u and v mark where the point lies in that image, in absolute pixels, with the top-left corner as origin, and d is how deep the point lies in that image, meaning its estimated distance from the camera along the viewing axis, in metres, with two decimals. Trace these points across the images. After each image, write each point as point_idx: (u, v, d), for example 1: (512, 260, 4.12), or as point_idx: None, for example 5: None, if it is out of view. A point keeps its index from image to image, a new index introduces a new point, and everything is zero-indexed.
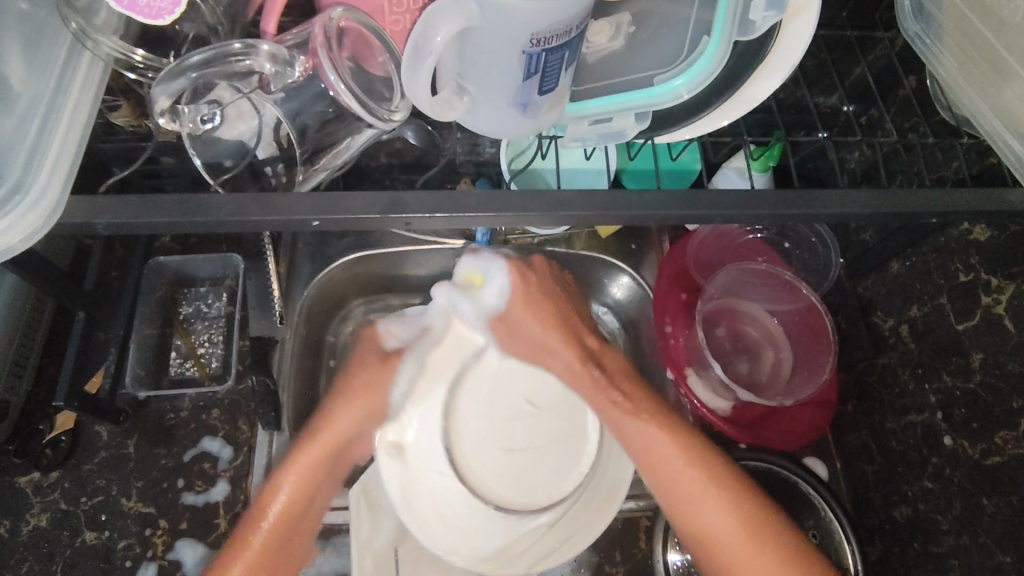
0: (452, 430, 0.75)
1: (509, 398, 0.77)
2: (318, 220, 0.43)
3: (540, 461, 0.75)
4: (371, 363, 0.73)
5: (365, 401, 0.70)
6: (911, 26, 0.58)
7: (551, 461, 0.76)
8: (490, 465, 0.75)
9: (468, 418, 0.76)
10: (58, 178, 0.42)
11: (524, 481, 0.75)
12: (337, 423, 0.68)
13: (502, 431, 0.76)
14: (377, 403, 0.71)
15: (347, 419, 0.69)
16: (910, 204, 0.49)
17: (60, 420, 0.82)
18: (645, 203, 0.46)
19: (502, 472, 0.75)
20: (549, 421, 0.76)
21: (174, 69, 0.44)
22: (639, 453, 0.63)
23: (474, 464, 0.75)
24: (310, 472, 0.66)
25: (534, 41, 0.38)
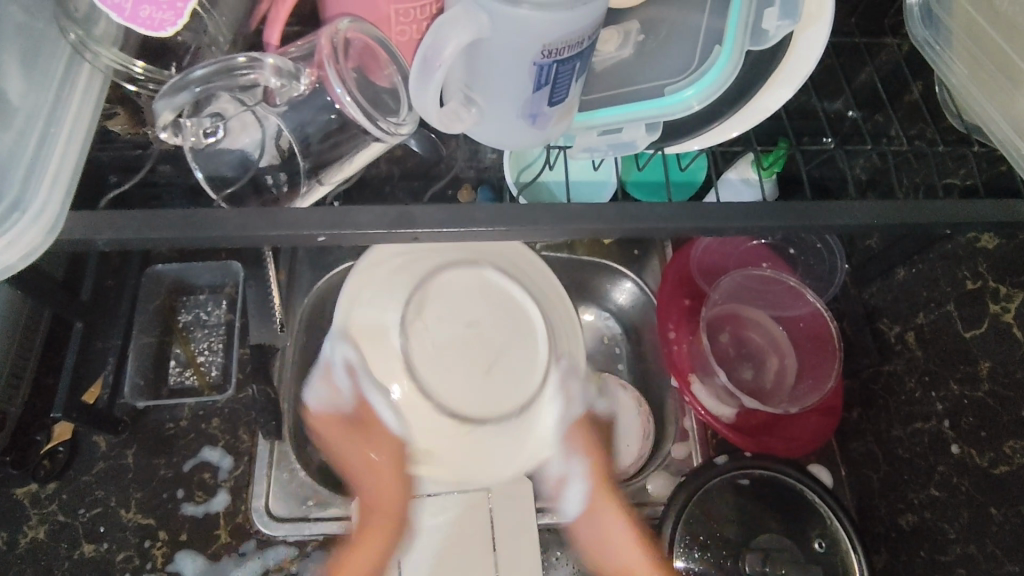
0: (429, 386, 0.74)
1: (439, 321, 0.77)
2: (324, 235, 0.42)
3: (506, 360, 0.78)
4: (345, 431, 0.78)
5: (386, 464, 0.75)
6: (919, 33, 0.56)
7: (517, 351, 0.78)
8: (482, 398, 0.76)
9: (436, 366, 0.75)
10: (59, 193, 0.41)
11: (514, 388, 0.77)
12: (382, 476, 0.74)
13: (463, 362, 0.76)
14: (394, 453, 0.75)
15: (397, 486, 0.74)
16: (922, 215, 0.48)
17: (57, 431, 0.81)
18: (656, 217, 0.45)
19: (490, 390, 0.77)
20: (494, 326, 0.79)
21: (176, 83, 0.43)
22: (590, 526, 0.76)
23: (468, 400, 0.76)
24: (385, 533, 0.72)
25: (546, 52, 0.37)
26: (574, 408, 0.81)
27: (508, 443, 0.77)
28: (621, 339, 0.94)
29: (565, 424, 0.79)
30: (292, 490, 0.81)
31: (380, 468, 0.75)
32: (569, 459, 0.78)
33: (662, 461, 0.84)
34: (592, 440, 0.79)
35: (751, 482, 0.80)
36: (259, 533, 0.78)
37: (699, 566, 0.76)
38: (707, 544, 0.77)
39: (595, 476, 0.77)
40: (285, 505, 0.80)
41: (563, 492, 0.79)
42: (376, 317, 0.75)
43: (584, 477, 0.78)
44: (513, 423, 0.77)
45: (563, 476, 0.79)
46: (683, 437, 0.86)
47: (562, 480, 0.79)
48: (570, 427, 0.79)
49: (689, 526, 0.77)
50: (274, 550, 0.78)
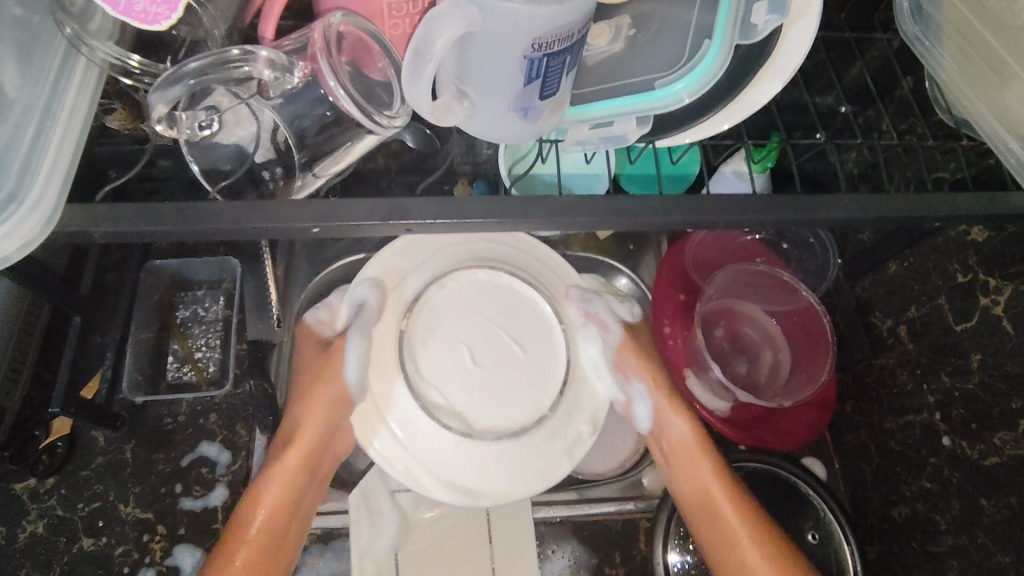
0: (462, 409, 0.67)
1: (445, 337, 0.68)
2: (317, 227, 0.42)
3: (520, 353, 0.69)
4: (314, 354, 0.73)
5: (328, 390, 0.70)
6: (909, 28, 0.57)
7: (535, 338, 0.70)
8: (520, 402, 0.68)
9: (458, 390, 0.68)
10: (54, 186, 0.41)
11: (545, 371, 0.69)
12: (308, 425, 0.70)
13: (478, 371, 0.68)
14: (340, 386, 0.70)
15: (317, 415, 0.71)
16: (910, 208, 0.49)
17: (55, 426, 0.81)
18: (646, 210, 0.46)
19: (519, 393, 0.68)
20: (503, 322, 0.70)
21: (171, 76, 0.43)
22: (666, 436, 0.74)
23: (503, 409, 0.68)
24: (294, 474, 0.69)
25: (536, 46, 0.38)
26: (613, 331, 0.74)
27: (574, 416, 0.70)
28: None
29: (610, 350, 0.74)
30: None
31: (322, 397, 0.70)
32: (629, 380, 0.74)
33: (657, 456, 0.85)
34: (648, 353, 0.76)
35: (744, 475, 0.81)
36: None
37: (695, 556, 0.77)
38: None
39: (655, 385, 0.75)
40: None
41: (631, 412, 0.76)
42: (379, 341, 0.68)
43: (647, 393, 0.75)
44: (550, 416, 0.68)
45: (627, 398, 0.75)
46: None
47: (627, 402, 0.75)
48: (614, 355, 0.74)
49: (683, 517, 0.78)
50: None
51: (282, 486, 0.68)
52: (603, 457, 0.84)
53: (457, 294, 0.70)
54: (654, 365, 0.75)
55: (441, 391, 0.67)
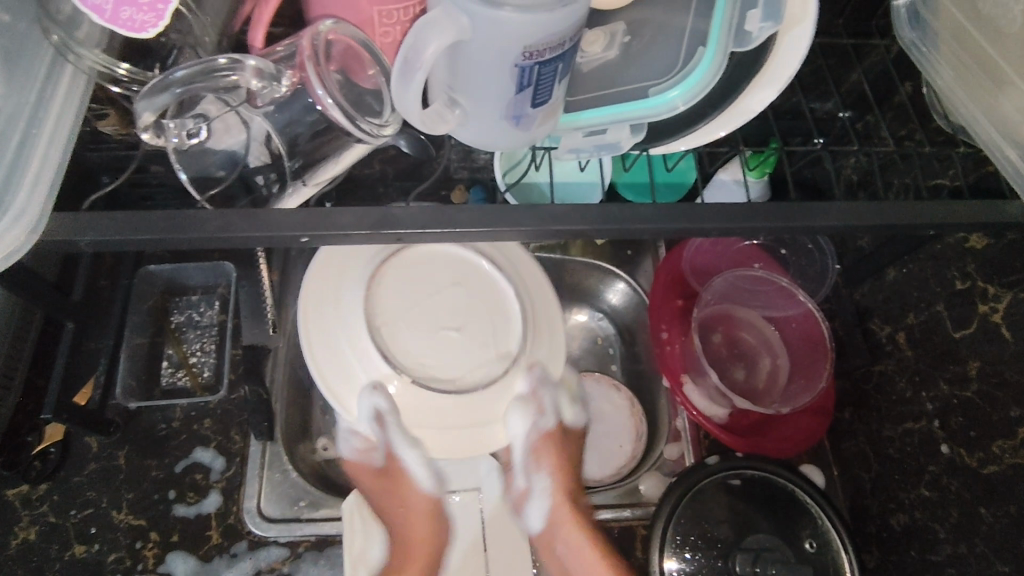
0: (450, 372, 0.72)
1: (401, 320, 0.72)
2: (306, 236, 0.42)
3: (471, 299, 0.74)
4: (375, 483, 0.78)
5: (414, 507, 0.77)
6: (907, 34, 0.58)
7: (483, 292, 0.75)
8: (489, 346, 0.73)
9: (437, 361, 0.72)
10: (39, 193, 0.41)
11: (492, 344, 0.73)
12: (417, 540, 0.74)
13: (431, 336, 0.72)
14: (422, 499, 0.77)
15: (425, 526, 0.75)
16: (908, 215, 0.48)
17: (47, 433, 0.81)
18: (640, 217, 0.45)
19: (484, 335, 0.74)
20: (450, 294, 0.74)
21: (157, 84, 0.43)
22: (553, 542, 0.74)
23: (480, 359, 0.73)
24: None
25: (527, 55, 0.37)
26: (544, 418, 0.75)
27: (481, 420, 0.71)
28: (615, 339, 0.95)
29: (535, 432, 0.75)
30: (284, 491, 0.81)
31: (412, 507, 0.76)
32: (534, 471, 0.76)
33: (655, 462, 0.85)
34: (561, 450, 0.76)
35: (741, 483, 0.80)
36: (250, 535, 0.79)
37: (691, 565, 0.76)
38: (699, 544, 0.77)
39: (559, 486, 0.75)
40: (276, 505, 0.80)
41: (526, 507, 0.77)
42: (335, 325, 0.70)
43: (548, 491, 0.75)
44: (484, 390, 0.71)
45: (526, 488, 0.77)
46: (676, 437, 0.86)
47: (528, 496, 0.77)
48: (537, 442, 0.75)
49: (680, 525, 0.77)
50: (265, 551, 0.78)
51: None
52: (600, 463, 0.87)
53: (401, 274, 0.73)
54: (561, 470, 0.75)
55: (423, 370, 0.71)
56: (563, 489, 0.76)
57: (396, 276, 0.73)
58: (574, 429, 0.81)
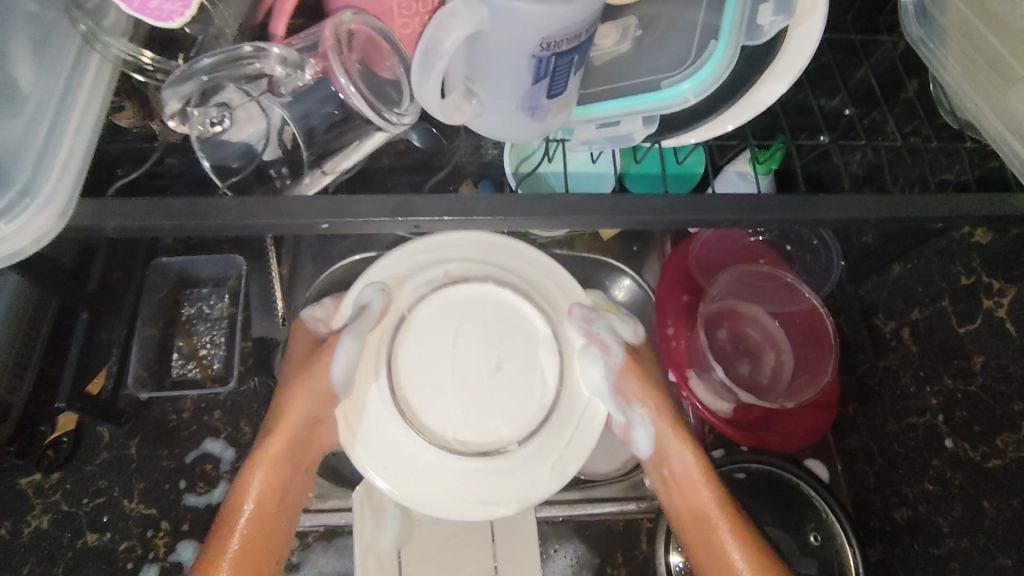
0: (516, 408, 0.60)
1: (426, 381, 0.59)
2: (325, 223, 0.43)
3: (487, 309, 0.61)
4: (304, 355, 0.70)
5: (310, 390, 0.64)
6: (914, 31, 0.58)
7: (503, 319, 0.61)
8: (537, 373, 0.61)
9: (493, 403, 0.60)
10: (67, 178, 0.42)
11: (540, 370, 0.61)
12: (292, 414, 0.66)
13: (467, 388, 0.60)
14: (325, 387, 0.64)
15: (301, 411, 0.66)
16: (913, 209, 0.49)
17: (61, 421, 0.83)
18: (651, 208, 0.46)
19: (514, 338, 0.61)
20: (467, 337, 0.60)
21: (183, 73, 0.44)
22: (668, 462, 0.68)
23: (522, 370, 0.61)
24: (279, 466, 0.66)
25: (544, 46, 0.38)
26: (615, 351, 0.65)
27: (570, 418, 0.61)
28: None
29: (611, 374, 0.64)
30: None
31: (314, 400, 0.65)
32: (631, 404, 0.66)
33: None
34: (656, 380, 0.69)
35: (746, 478, 0.81)
36: None
37: None
38: None
39: (661, 411, 0.67)
40: None
41: (631, 435, 0.69)
42: (379, 440, 0.59)
43: (651, 420, 0.67)
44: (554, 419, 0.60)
45: (626, 422, 0.68)
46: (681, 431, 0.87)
47: (627, 427, 0.68)
48: (619, 373, 0.65)
49: None
50: None
51: (269, 466, 0.65)
52: (606, 457, 0.82)
53: (411, 348, 0.60)
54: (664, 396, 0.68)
55: (486, 426, 0.60)
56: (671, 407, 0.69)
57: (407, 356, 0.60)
58: (644, 352, 0.71)
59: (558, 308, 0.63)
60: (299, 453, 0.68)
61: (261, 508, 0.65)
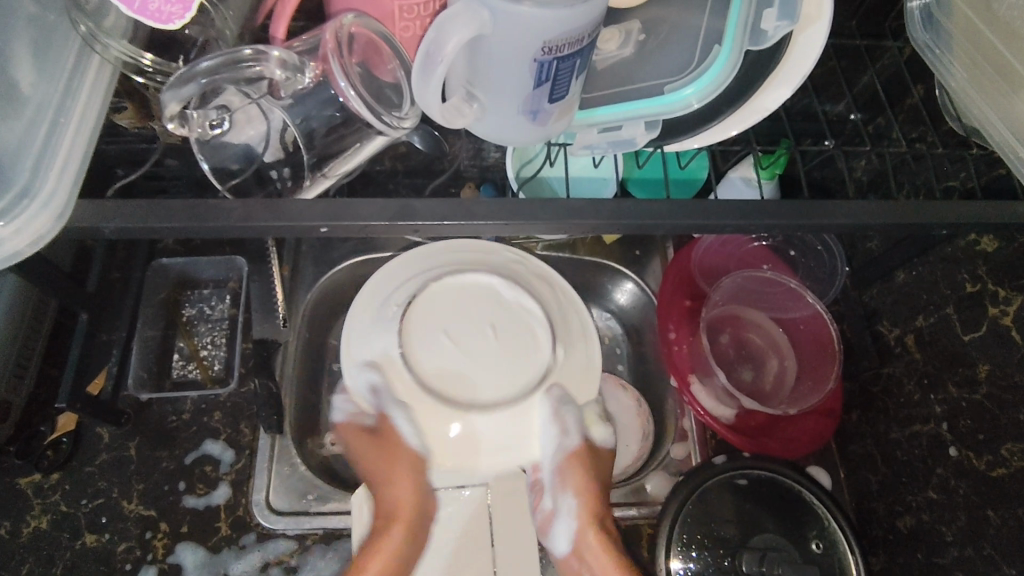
0: (529, 348, 0.70)
1: (446, 368, 0.68)
2: (325, 226, 0.43)
3: (458, 292, 0.72)
4: (365, 438, 0.68)
5: (401, 467, 0.67)
6: (920, 36, 0.58)
7: (474, 290, 0.72)
8: (526, 314, 0.71)
9: (510, 358, 0.69)
10: (66, 180, 0.42)
11: (527, 311, 0.71)
12: (399, 496, 0.67)
13: (478, 350, 0.69)
14: (409, 456, 0.68)
15: (406, 493, 0.67)
16: (918, 215, 0.49)
17: (60, 422, 0.82)
18: (654, 213, 0.46)
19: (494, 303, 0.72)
20: (453, 320, 0.70)
21: (183, 75, 0.43)
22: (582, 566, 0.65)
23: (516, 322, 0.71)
24: (400, 553, 0.65)
25: (545, 49, 0.38)
26: (569, 437, 0.68)
27: (571, 348, 0.72)
28: (622, 340, 0.94)
29: (562, 455, 0.68)
30: (293, 484, 0.81)
31: (406, 475, 0.67)
32: (560, 494, 0.67)
33: (661, 461, 0.85)
34: (603, 470, 0.68)
35: (749, 483, 0.79)
36: (259, 527, 0.79)
37: (697, 565, 0.75)
38: (705, 543, 0.76)
39: (585, 510, 0.66)
40: (284, 498, 0.80)
41: (550, 529, 0.68)
42: (461, 435, 0.68)
43: (573, 514, 0.66)
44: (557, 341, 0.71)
45: (552, 510, 0.68)
46: (682, 437, 0.86)
47: (552, 516, 0.68)
48: (563, 461, 0.67)
49: (687, 525, 0.77)
50: (273, 543, 0.78)
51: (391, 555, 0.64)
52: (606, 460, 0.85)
53: (421, 346, 0.69)
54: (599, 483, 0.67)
55: (513, 379, 0.69)
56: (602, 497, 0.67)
57: (424, 358, 0.69)
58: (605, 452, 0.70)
59: (507, 268, 0.75)
60: (415, 545, 0.67)
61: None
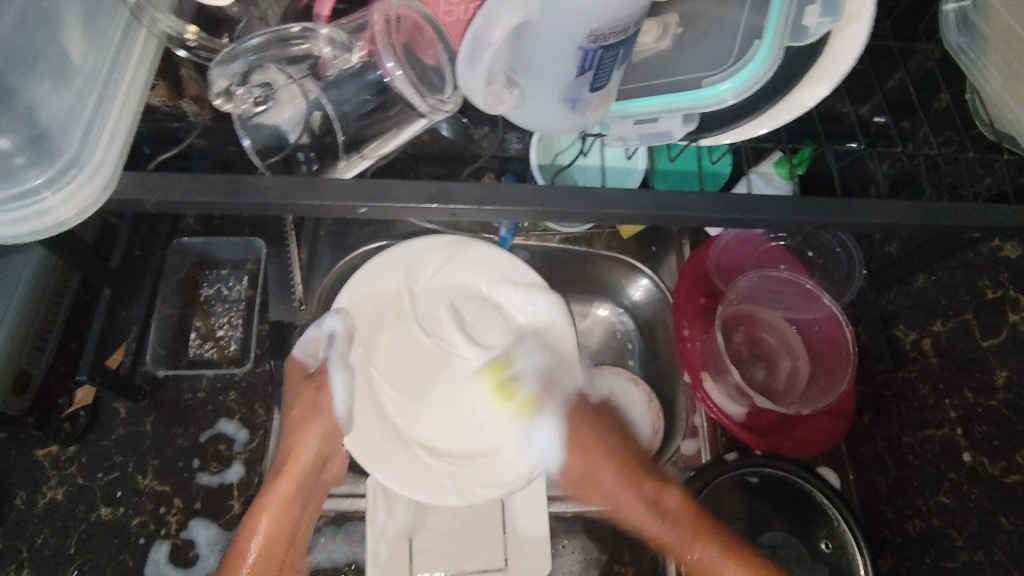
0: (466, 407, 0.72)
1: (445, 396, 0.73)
2: (365, 206, 0.43)
3: (394, 333, 0.74)
4: (297, 384, 0.64)
5: (317, 425, 0.63)
6: (954, 39, 0.57)
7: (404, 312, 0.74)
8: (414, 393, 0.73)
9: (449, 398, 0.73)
10: (113, 153, 0.42)
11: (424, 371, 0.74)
12: (300, 456, 0.63)
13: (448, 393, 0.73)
14: (329, 422, 0.63)
15: (308, 450, 0.63)
16: (949, 216, 0.49)
17: (79, 396, 0.83)
18: (688, 205, 0.46)
19: (365, 402, 0.69)
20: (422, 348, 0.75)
21: (232, 52, 0.46)
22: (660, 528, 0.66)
23: (364, 419, 0.68)
24: (284, 507, 0.63)
25: (592, 37, 0.37)
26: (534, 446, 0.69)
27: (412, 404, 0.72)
28: (634, 335, 0.94)
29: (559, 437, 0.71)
30: None
31: (319, 441, 0.63)
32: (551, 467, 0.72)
33: (671, 457, 0.85)
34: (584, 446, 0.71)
35: (759, 481, 0.80)
36: None
37: None
38: None
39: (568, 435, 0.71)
40: None
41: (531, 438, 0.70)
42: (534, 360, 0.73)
43: (558, 446, 0.70)
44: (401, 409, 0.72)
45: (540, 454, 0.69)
46: (693, 433, 0.86)
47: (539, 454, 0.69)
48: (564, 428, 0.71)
49: None
50: None
51: (278, 510, 0.63)
52: None
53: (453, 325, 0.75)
54: (584, 442, 0.71)
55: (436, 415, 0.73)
56: (603, 450, 0.71)
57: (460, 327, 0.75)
58: (574, 419, 0.72)
59: (373, 300, 0.72)
60: (306, 499, 0.65)
61: (268, 548, 0.63)
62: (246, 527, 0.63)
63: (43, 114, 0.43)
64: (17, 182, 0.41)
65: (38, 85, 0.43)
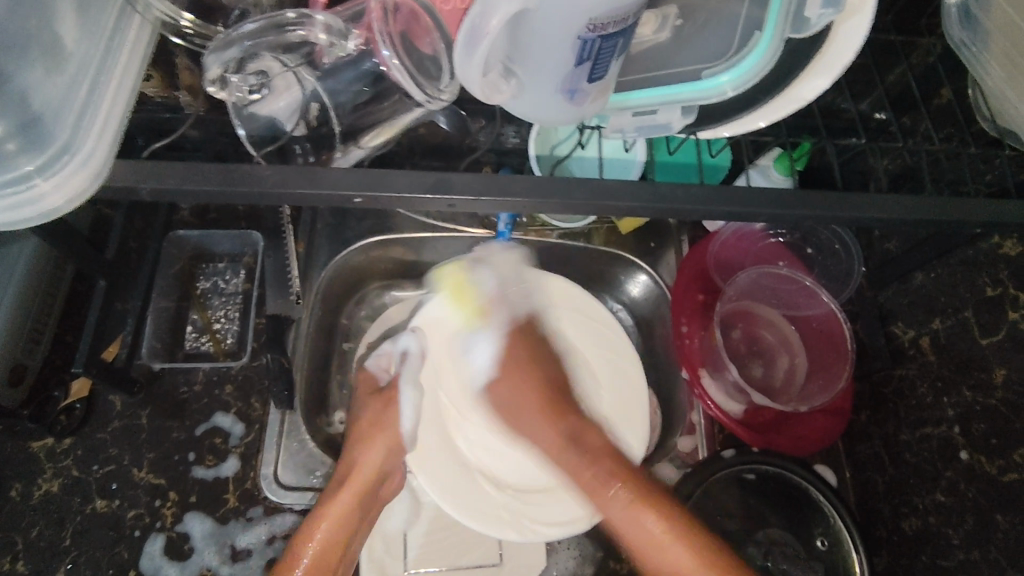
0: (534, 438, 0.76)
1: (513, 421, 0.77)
2: (360, 196, 0.43)
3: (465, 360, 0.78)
4: (369, 398, 0.77)
5: (383, 435, 0.73)
6: (957, 33, 0.56)
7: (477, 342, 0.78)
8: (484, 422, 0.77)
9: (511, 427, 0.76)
10: (106, 140, 0.42)
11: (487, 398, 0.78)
12: (362, 467, 0.70)
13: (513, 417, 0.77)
14: (394, 433, 0.73)
15: (373, 457, 0.71)
16: (948, 212, 0.49)
17: (74, 388, 0.82)
18: (686, 198, 0.46)
19: (431, 430, 0.76)
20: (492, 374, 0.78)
21: (227, 38, 0.44)
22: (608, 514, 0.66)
23: (430, 445, 0.75)
24: (347, 515, 0.67)
25: (591, 27, 0.37)
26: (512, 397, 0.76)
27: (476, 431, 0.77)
28: (632, 331, 0.96)
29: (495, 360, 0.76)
30: (300, 460, 0.81)
31: (391, 449, 0.72)
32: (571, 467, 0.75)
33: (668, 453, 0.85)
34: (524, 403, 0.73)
35: (755, 478, 0.79)
36: (266, 500, 0.79)
37: None
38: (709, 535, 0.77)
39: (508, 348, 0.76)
40: (293, 474, 0.80)
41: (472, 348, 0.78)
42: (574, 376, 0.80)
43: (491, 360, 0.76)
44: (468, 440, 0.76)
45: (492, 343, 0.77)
46: (690, 430, 0.86)
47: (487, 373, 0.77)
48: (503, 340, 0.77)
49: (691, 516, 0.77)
50: (280, 516, 0.79)
51: (336, 520, 0.66)
52: None
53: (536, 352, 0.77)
54: (520, 384, 0.73)
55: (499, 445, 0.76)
56: (528, 378, 0.74)
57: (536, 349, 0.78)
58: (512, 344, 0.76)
59: (440, 332, 0.78)
60: (366, 508, 0.69)
61: (321, 556, 0.65)
62: (306, 528, 0.66)
63: (37, 99, 0.43)
64: (9, 166, 0.41)
65: (31, 70, 0.43)
